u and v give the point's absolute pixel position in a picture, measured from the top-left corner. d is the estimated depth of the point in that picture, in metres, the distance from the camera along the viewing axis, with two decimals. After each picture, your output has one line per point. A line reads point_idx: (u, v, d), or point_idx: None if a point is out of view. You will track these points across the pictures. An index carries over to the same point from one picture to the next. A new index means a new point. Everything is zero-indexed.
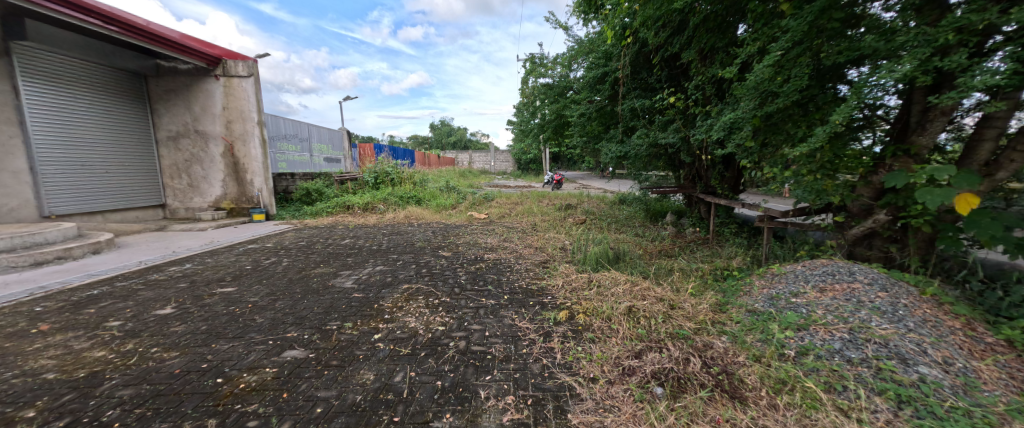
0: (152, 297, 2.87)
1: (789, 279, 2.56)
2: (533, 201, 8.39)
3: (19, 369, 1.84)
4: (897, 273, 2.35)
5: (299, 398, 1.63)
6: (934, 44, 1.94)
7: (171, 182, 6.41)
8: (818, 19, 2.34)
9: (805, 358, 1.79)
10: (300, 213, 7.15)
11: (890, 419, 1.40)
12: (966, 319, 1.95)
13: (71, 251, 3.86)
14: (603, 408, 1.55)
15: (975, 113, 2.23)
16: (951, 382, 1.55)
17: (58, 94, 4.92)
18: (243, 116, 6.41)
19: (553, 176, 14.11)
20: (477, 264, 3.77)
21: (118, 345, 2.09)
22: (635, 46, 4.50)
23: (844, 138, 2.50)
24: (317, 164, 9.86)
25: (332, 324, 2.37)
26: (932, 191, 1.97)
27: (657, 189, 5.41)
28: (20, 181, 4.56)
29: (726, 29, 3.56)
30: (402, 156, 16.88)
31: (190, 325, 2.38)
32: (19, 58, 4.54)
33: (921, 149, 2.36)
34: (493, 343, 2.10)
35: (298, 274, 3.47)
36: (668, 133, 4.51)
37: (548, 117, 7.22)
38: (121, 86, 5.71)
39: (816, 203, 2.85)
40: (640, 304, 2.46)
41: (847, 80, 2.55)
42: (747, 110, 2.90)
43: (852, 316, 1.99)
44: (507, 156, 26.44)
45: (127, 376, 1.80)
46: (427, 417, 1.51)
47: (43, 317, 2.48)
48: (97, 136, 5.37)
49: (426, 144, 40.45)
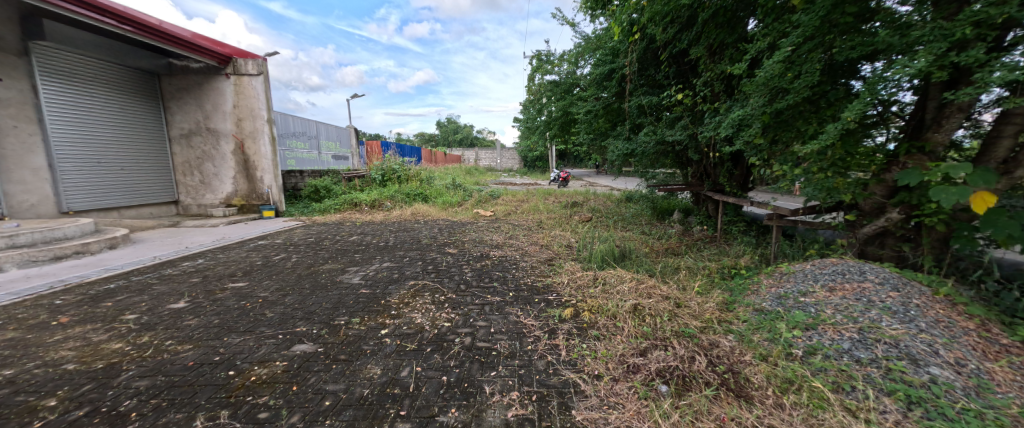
0: (167, 291, 2.94)
1: (798, 278, 2.52)
2: (538, 199, 8.38)
3: (41, 359, 1.91)
4: (910, 273, 2.31)
5: (309, 390, 1.66)
6: (951, 39, 1.91)
7: (184, 178, 6.55)
8: (831, 13, 2.30)
9: (813, 357, 1.77)
10: (309, 210, 7.23)
11: (898, 419, 1.38)
12: (980, 320, 1.91)
13: (89, 246, 3.98)
14: (607, 405, 1.55)
15: (994, 109, 2.18)
16: (963, 383, 1.52)
17: (75, 93, 5.03)
18: (253, 114, 6.51)
19: (559, 173, 14.08)
20: (482, 261, 3.79)
21: (134, 338, 2.15)
22: (642, 42, 4.47)
23: (856, 135, 2.46)
24: (325, 161, 10.01)
25: (341, 318, 2.41)
26: (947, 190, 1.93)
27: (666, 187, 5.33)
28: (39, 177, 4.69)
29: (735, 24, 3.52)
30: (410, 153, 17.06)
31: (203, 318, 2.43)
32: (39, 57, 4.65)
33: (936, 145, 2.32)
34: (499, 340, 2.12)
35: (307, 270, 3.53)
36: (675, 130, 4.47)
37: (554, 115, 7.22)
38: (135, 85, 5.83)
39: (826, 201, 2.80)
40: (646, 302, 2.45)
41: (861, 75, 2.47)
42: (756, 107, 2.86)
43: (862, 315, 1.96)
44: (513, 153, 26.41)
45: (143, 368, 1.85)
46: (433, 411, 1.52)
47: (63, 309, 2.57)
48: (113, 135, 5.49)
49: (432, 141, 40.51)
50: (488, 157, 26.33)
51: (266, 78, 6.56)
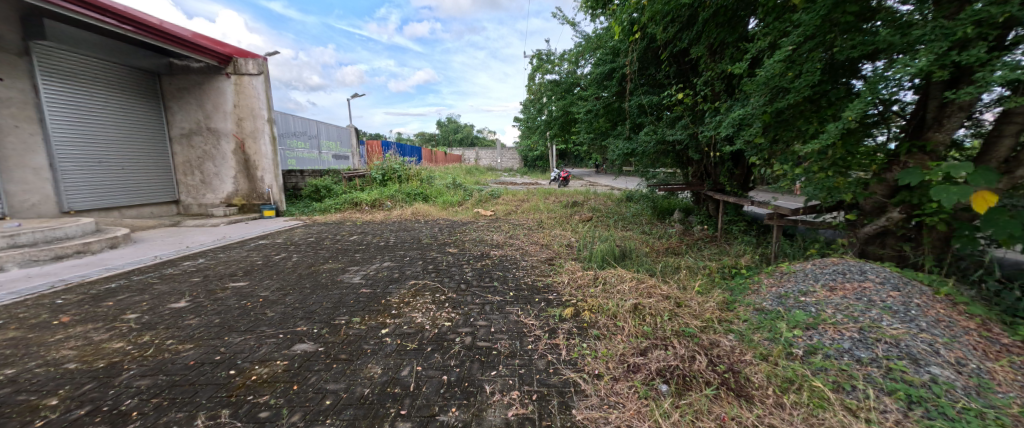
0: (168, 290, 2.95)
1: (798, 278, 2.52)
2: (538, 199, 8.39)
3: (42, 359, 1.92)
4: (910, 273, 2.30)
5: (310, 390, 1.67)
6: (952, 38, 1.90)
7: (184, 178, 6.55)
8: (832, 12, 2.29)
9: (813, 357, 1.77)
10: (310, 209, 7.24)
11: (899, 419, 1.38)
12: (981, 320, 1.91)
13: (89, 245, 3.99)
14: (608, 405, 1.56)
15: (995, 108, 2.17)
16: (963, 383, 1.52)
17: (76, 92, 5.03)
18: (253, 114, 6.52)
19: (559, 173, 14.07)
20: (482, 260, 3.79)
21: (135, 337, 2.16)
22: (643, 41, 4.46)
23: (857, 134, 2.45)
24: (325, 161, 10.02)
25: (341, 318, 2.41)
26: (948, 190, 1.93)
27: (666, 187, 5.34)
28: (40, 177, 4.70)
29: (736, 23, 3.51)
30: (410, 153, 17.06)
31: (204, 318, 2.44)
32: (39, 57, 4.66)
33: (937, 145, 2.32)
34: (499, 339, 2.12)
35: (308, 269, 3.53)
36: (676, 130, 4.47)
37: (554, 114, 7.21)
38: (136, 84, 5.84)
39: (827, 200, 2.79)
40: (646, 301, 2.45)
41: (861, 74, 2.46)
42: (757, 106, 2.85)
43: (862, 315, 1.96)
44: (513, 153, 26.38)
45: (144, 367, 1.85)
46: (433, 410, 1.53)
47: (64, 309, 2.57)
48: (114, 134, 5.50)
49: (432, 141, 40.52)
50: (488, 156, 26.34)
51: (266, 78, 6.56)
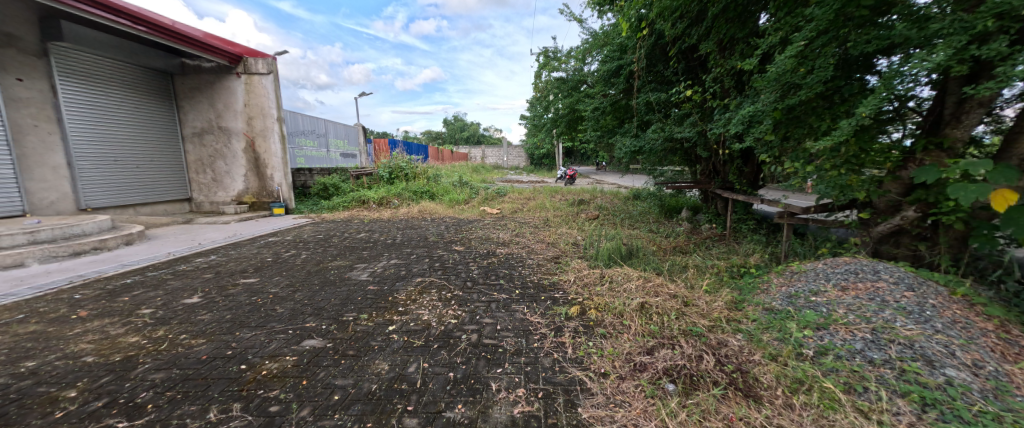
0: (181, 286, 3.02)
1: (809, 277, 2.48)
2: (544, 197, 8.36)
3: (61, 352, 1.97)
4: (926, 273, 2.25)
5: (318, 385, 1.69)
6: (971, 31, 1.85)
7: (196, 176, 6.67)
8: (846, 6, 2.23)
9: (824, 357, 1.74)
10: (318, 207, 7.32)
11: (912, 421, 1.35)
12: (1000, 321, 1.86)
13: (106, 242, 4.08)
14: (614, 403, 1.55)
15: (1017, 104, 2.10)
16: (980, 385, 1.49)
17: (92, 92, 5.15)
18: (263, 112, 6.60)
19: (566, 171, 13.99)
20: (489, 258, 3.81)
21: (150, 332, 2.20)
22: (651, 37, 4.39)
23: (871, 131, 2.40)
24: (333, 159, 10.09)
25: (348, 315, 2.44)
26: (966, 187, 1.88)
27: (673, 184, 5.29)
28: (59, 175, 4.82)
29: (747, 18, 3.44)
30: (416, 151, 17.17)
31: (215, 313, 2.49)
32: (57, 58, 4.78)
33: (955, 142, 2.26)
34: (505, 337, 2.13)
35: (316, 267, 3.58)
36: (684, 127, 4.42)
37: (561, 112, 7.18)
38: (150, 84, 5.96)
39: (839, 199, 2.74)
40: (653, 300, 2.43)
41: (876, 70, 2.41)
42: (767, 103, 2.81)
43: (875, 316, 1.92)
44: (520, 151, 26.26)
45: (158, 361, 1.90)
46: (439, 406, 1.54)
47: (82, 303, 2.64)
48: (128, 133, 5.62)
49: (437, 140, 40.64)
50: (494, 155, 26.25)
51: (276, 77, 6.65)
